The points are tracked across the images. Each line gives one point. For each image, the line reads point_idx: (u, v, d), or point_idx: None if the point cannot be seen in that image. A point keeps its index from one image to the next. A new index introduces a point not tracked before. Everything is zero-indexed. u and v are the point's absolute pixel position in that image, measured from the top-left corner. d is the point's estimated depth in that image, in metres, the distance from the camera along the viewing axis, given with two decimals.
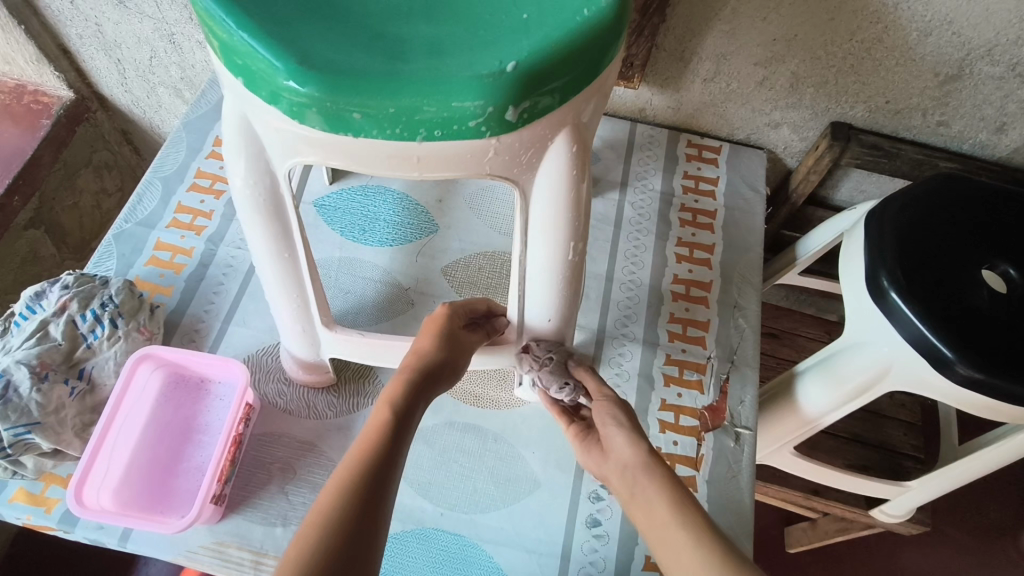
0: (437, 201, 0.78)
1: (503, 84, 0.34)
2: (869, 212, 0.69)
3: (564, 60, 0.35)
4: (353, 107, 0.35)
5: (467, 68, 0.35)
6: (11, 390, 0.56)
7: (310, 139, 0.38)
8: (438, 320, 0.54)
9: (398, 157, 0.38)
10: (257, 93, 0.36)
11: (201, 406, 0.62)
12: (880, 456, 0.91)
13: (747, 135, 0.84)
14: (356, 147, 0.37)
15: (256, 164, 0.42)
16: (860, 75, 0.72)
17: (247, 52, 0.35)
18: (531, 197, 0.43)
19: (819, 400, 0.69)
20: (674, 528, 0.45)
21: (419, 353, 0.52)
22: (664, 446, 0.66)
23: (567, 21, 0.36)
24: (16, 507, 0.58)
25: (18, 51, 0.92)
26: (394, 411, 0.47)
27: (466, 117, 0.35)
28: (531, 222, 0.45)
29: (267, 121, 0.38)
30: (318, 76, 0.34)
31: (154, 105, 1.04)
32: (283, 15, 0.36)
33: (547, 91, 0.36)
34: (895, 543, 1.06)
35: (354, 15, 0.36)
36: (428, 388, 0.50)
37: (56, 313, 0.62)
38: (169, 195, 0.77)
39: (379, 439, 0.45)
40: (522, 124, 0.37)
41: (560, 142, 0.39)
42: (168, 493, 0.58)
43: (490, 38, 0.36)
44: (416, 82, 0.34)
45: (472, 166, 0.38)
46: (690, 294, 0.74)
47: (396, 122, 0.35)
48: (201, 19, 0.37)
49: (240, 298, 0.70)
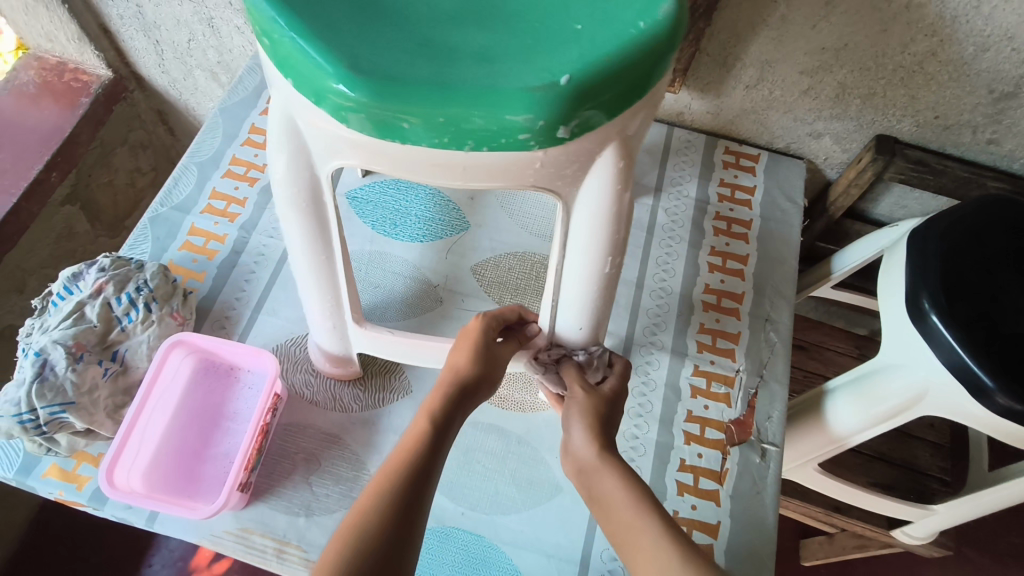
0: (469, 198, 0.78)
1: (555, 97, 0.33)
2: (913, 231, 0.67)
3: (618, 74, 0.34)
4: (402, 115, 0.34)
5: (518, 79, 0.33)
6: (47, 369, 0.57)
7: (353, 141, 0.37)
8: (475, 333, 0.55)
9: (444, 165, 0.37)
10: (303, 93, 0.36)
11: (230, 395, 0.62)
12: (905, 476, 0.91)
13: (787, 144, 0.83)
14: (401, 152, 0.36)
15: (298, 162, 0.41)
16: (910, 88, 0.70)
17: (297, 53, 0.34)
18: (573, 209, 0.42)
19: (846, 421, 0.68)
20: (637, 536, 0.45)
21: (456, 368, 0.53)
22: (687, 458, 0.65)
23: (623, 33, 0.34)
24: (50, 483, 0.60)
25: (59, 29, 0.98)
26: (433, 423, 0.49)
27: (515, 131, 0.34)
28: (572, 235, 0.44)
29: (312, 122, 0.37)
30: (367, 81, 0.33)
31: (189, 87, 1.10)
32: (334, 17, 0.35)
33: (597, 108, 0.34)
34: (914, 563, 1.04)
35: (403, 16, 0.35)
36: (465, 402, 0.52)
37: (92, 295, 0.62)
38: (205, 179, 0.77)
39: (419, 447, 0.48)
40: (571, 139, 0.36)
41: (608, 155, 0.38)
42: (197, 479, 0.59)
43: (544, 46, 0.34)
44: (467, 91, 0.33)
45: (520, 175, 0.37)
46: (721, 304, 0.73)
47: (444, 132, 0.34)
48: (254, 16, 0.36)
49: (270, 288, 0.71)
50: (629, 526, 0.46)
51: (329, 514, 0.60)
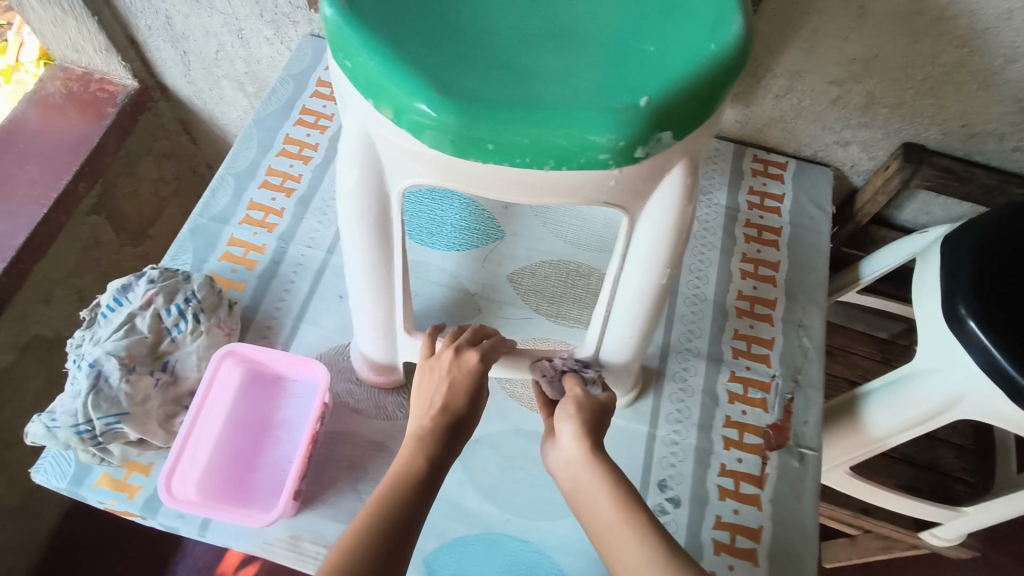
0: (504, 207, 0.79)
1: (638, 119, 0.33)
2: (945, 238, 0.69)
3: (697, 96, 0.33)
4: (485, 136, 0.33)
5: (601, 101, 0.33)
6: (102, 380, 0.58)
7: (431, 159, 0.37)
8: (471, 370, 0.53)
9: (521, 183, 0.36)
10: (382, 112, 0.35)
11: (279, 403, 0.63)
12: (930, 478, 0.92)
13: (814, 152, 0.84)
14: (478, 171, 0.36)
15: (374, 178, 0.40)
16: (938, 98, 0.71)
17: (378, 73, 0.34)
18: (639, 223, 0.42)
19: (883, 423, 0.70)
20: (622, 535, 0.45)
21: (450, 405, 0.52)
22: (728, 463, 0.66)
23: (699, 54, 0.34)
24: (101, 492, 0.61)
25: (87, 40, 0.98)
26: (424, 461, 0.49)
27: (597, 152, 0.33)
28: (634, 247, 0.44)
29: (391, 139, 0.37)
30: (451, 102, 0.33)
31: (215, 96, 1.10)
32: (411, 36, 0.34)
33: (677, 129, 0.34)
34: (936, 563, 1.05)
35: (482, 35, 0.35)
36: (457, 439, 0.51)
37: (142, 307, 0.63)
38: (242, 191, 0.77)
39: (408, 486, 0.47)
40: (647, 158, 0.35)
41: (677, 173, 0.39)
42: (249, 487, 0.59)
43: (623, 66, 0.34)
44: (552, 113, 0.33)
45: (595, 193, 0.37)
46: (755, 311, 0.74)
47: (526, 152, 0.34)
48: (329, 34, 0.35)
49: (310, 298, 0.71)
50: (611, 525, 0.46)
51: None
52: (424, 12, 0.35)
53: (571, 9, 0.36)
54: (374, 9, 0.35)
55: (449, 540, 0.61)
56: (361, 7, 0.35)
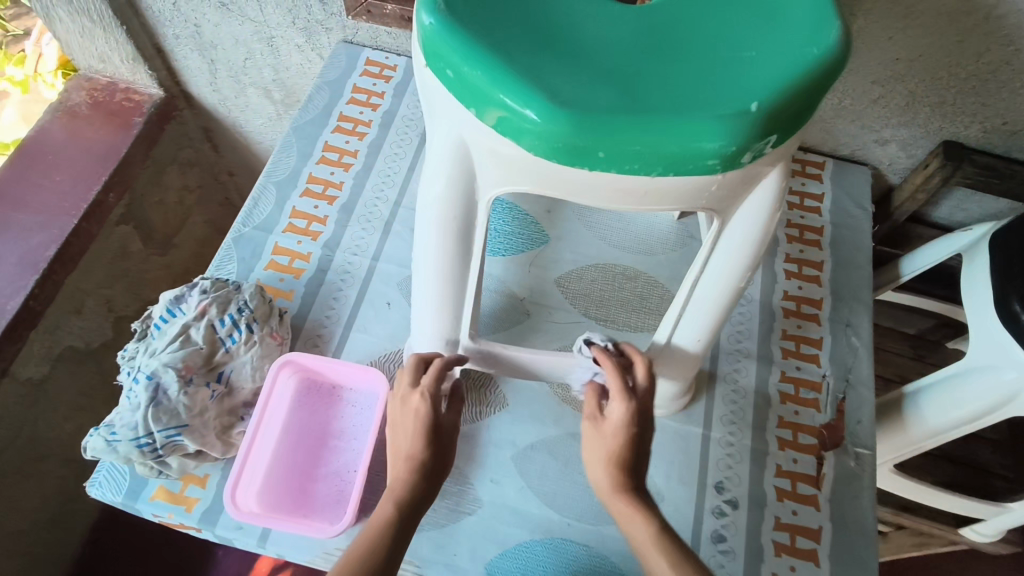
0: (546, 211, 0.79)
1: (748, 124, 0.33)
2: (993, 235, 0.69)
3: (802, 100, 0.34)
4: (597, 144, 0.34)
5: (711, 107, 0.33)
6: (161, 393, 0.58)
7: (533, 167, 0.37)
8: (420, 416, 0.53)
9: (626, 190, 0.37)
10: (487, 121, 0.36)
11: (336, 412, 0.63)
12: (968, 473, 0.92)
13: (851, 151, 0.84)
14: (583, 178, 0.36)
15: (462, 186, 0.41)
16: (981, 96, 0.71)
17: (487, 82, 0.34)
18: (728, 225, 0.43)
19: (931, 420, 0.70)
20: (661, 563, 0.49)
21: (411, 452, 0.52)
22: (784, 463, 0.66)
23: (801, 57, 0.34)
24: (158, 505, 0.59)
25: (114, 51, 0.97)
26: (397, 507, 0.50)
27: (707, 157, 0.34)
28: (719, 248, 0.45)
29: (490, 147, 0.37)
30: (563, 110, 0.33)
31: (240, 104, 1.09)
32: (515, 44, 0.34)
33: (783, 132, 0.34)
34: (972, 558, 1.05)
35: (584, 41, 0.35)
36: (429, 488, 0.52)
37: (196, 317, 0.63)
38: (284, 199, 0.77)
39: (381, 535, 0.49)
40: (750, 161, 0.36)
41: (774, 175, 0.39)
42: (311, 497, 0.59)
43: (728, 70, 0.34)
44: (664, 119, 0.33)
45: (694, 199, 0.38)
46: (802, 311, 0.75)
47: (636, 159, 0.34)
48: (431, 45, 0.36)
49: (359, 305, 0.71)
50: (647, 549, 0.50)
51: (438, 529, 0.61)
52: (524, 20, 0.35)
53: (668, 17, 0.36)
54: (475, 17, 0.35)
55: (513, 546, 0.60)
56: (462, 16, 0.35)
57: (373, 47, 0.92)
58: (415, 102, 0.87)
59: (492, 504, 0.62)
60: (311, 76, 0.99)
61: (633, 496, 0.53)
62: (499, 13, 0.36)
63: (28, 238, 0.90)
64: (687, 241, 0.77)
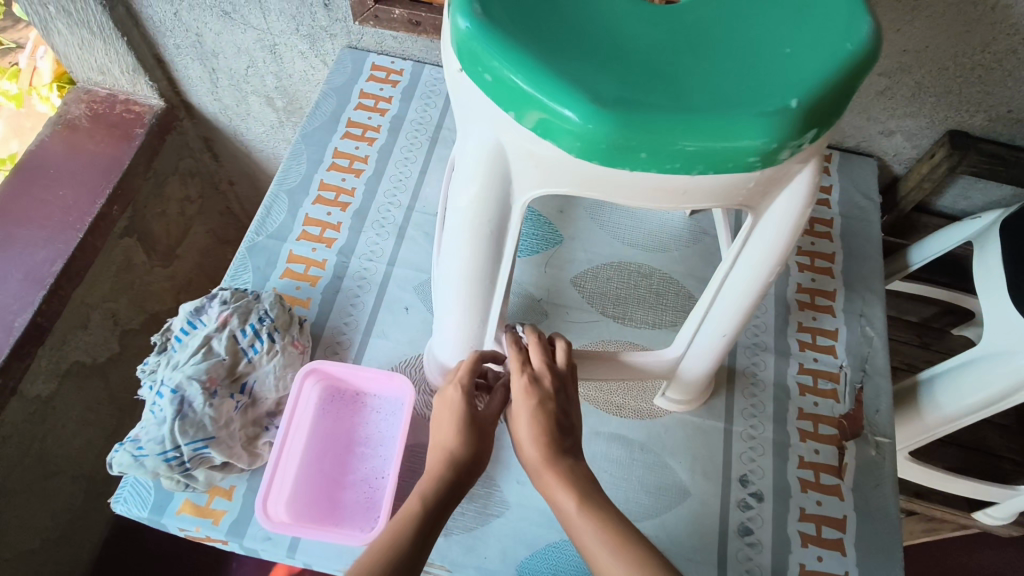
0: (559, 211, 0.79)
1: (789, 121, 0.34)
2: (1006, 227, 0.70)
3: (837, 96, 0.35)
4: (641, 144, 0.35)
5: (752, 105, 0.34)
6: (186, 405, 0.57)
7: (574, 168, 0.38)
8: (454, 407, 0.52)
9: (665, 189, 0.38)
10: (529, 125, 0.37)
11: (361, 419, 0.64)
12: (978, 459, 0.94)
13: (857, 143, 0.85)
14: (623, 178, 0.37)
15: (497, 190, 0.41)
16: (986, 85, 0.72)
17: (530, 86, 0.35)
18: (760, 222, 0.43)
19: (947, 407, 0.71)
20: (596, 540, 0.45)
21: (444, 449, 0.51)
22: (806, 455, 0.66)
23: (835, 55, 0.36)
24: (184, 519, 0.59)
25: (115, 62, 0.96)
26: (424, 502, 0.47)
27: (747, 154, 0.35)
28: (750, 244, 0.46)
29: (529, 150, 0.38)
30: (608, 112, 0.34)
31: (241, 113, 1.08)
32: (557, 48, 0.35)
33: (821, 128, 0.36)
34: (983, 543, 1.06)
35: (621, 43, 0.36)
36: (458, 487, 0.50)
37: (218, 328, 0.62)
38: (297, 207, 0.77)
39: (408, 526, 0.46)
40: (788, 158, 0.37)
41: (808, 170, 0.39)
42: (340, 505, 0.59)
43: (765, 69, 0.36)
44: (706, 118, 0.34)
45: (732, 196, 0.39)
46: (816, 303, 0.75)
47: (678, 158, 0.35)
48: (471, 51, 0.37)
49: (377, 311, 0.71)
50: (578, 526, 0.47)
51: (467, 532, 0.61)
52: (563, 24, 0.36)
53: (702, 19, 0.37)
54: (512, 20, 0.36)
55: (543, 546, 0.60)
56: (499, 19, 0.36)
57: (378, 53, 0.92)
58: (423, 106, 0.88)
59: (520, 506, 0.62)
60: (315, 83, 0.99)
61: (565, 468, 0.49)
62: (538, 18, 0.36)
63: (34, 253, 0.89)
64: (700, 237, 0.78)
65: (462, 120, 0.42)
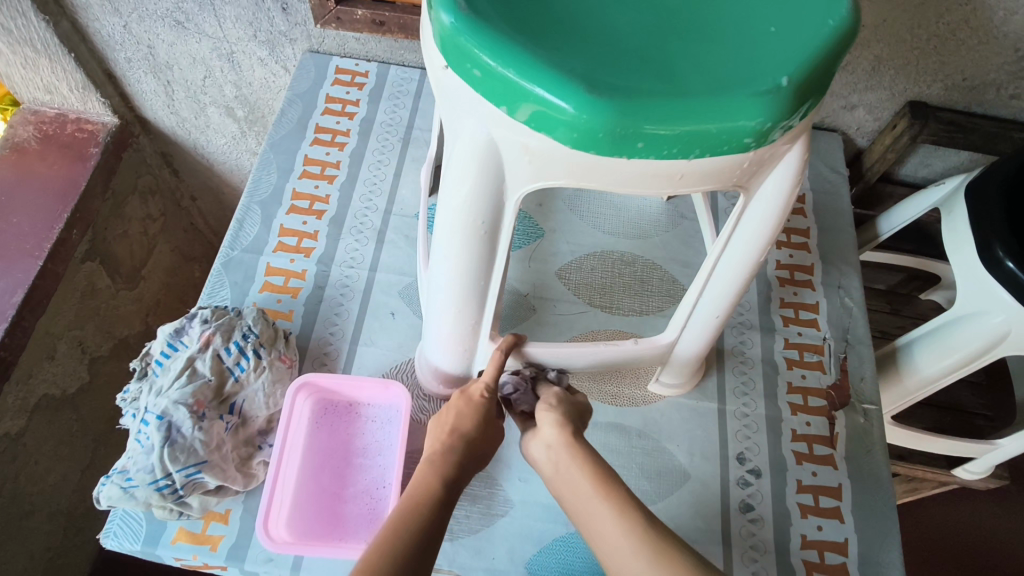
0: (537, 205, 0.79)
1: (782, 99, 0.35)
2: (970, 187, 0.72)
3: (825, 73, 0.36)
4: (637, 131, 0.35)
5: (745, 87, 0.35)
6: (174, 431, 0.55)
7: (570, 159, 0.37)
8: (480, 404, 0.53)
9: (662, 175, 0.38)
10: (523, 120, 0.36)
11: (356, 430, 0.62)
12: (953, 418, 0.97)
13: (821, 119, 0.87)
14: (620, 166, 0.37)
15: (489, 188, 0.41)
16: (942, 55, 0.74)
17: (522, 79, 0.35)
18: (750, 203, 0.44)
19: (928, 369, 0.74)
20: (600, 509, 0.45)
21: (460, 432, 0.51)
22: (798, 428, 0.68)
23: (820, 32, 0.37)
24: (181, 548, 0.57)
25: (63, 80, 0.92)
26: (445, 474, 0.47)
27: (744, 135, 0.35)
28: (741, 226, 0.46)
29: (524, 144, 0.38)
30: (604, 100, 0.34)
31: (200, 125, 1.04)
32: (548, 40, 0.35)
33: (811, 104, 0.36)
34: (962, 498, 1.11)
35: (609, 33, 0.36)
36: (467, 467, 0.50)
37: (201, 348, 0.60)
38: (270, 218, 0.75)
39: (432, 491, 0.46)
40: (779, 137, 0.37)
41: (796, 149, 0.40)
42: (342, 519, 0.58)
43: (754, 50, 0.36)
44: (701, 102, 0.34)
45: (726, 176, 0.39)
46: (795, 278, 0.77)
47: (675, 144, 0.36)
48: (459, 49, 0.36)
49: (363, 317, 0.70)
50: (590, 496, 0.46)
51: (473, 534, 0.60)
52: (550, 17, 0.36)
53: (686, 6, 0.38)
54: (496, 14, 0.36)
55: (549, 542, 0.60)
56: (484, 13, 0.36)
57: (341, 55, 0.90)
58: (392, 108, 0.86)
59: (523, 503, 0.62)
60: (277, 89, 0.97)
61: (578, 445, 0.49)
62: (525, 11, 0.36)
63: None
64: (679, 221, 0.79)
65: (450, 118, 0.41)
